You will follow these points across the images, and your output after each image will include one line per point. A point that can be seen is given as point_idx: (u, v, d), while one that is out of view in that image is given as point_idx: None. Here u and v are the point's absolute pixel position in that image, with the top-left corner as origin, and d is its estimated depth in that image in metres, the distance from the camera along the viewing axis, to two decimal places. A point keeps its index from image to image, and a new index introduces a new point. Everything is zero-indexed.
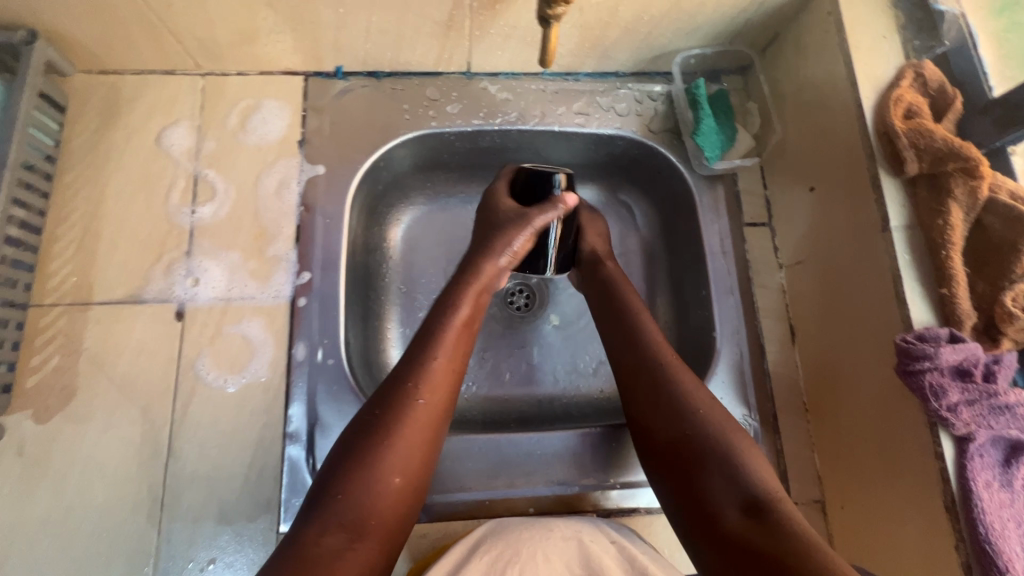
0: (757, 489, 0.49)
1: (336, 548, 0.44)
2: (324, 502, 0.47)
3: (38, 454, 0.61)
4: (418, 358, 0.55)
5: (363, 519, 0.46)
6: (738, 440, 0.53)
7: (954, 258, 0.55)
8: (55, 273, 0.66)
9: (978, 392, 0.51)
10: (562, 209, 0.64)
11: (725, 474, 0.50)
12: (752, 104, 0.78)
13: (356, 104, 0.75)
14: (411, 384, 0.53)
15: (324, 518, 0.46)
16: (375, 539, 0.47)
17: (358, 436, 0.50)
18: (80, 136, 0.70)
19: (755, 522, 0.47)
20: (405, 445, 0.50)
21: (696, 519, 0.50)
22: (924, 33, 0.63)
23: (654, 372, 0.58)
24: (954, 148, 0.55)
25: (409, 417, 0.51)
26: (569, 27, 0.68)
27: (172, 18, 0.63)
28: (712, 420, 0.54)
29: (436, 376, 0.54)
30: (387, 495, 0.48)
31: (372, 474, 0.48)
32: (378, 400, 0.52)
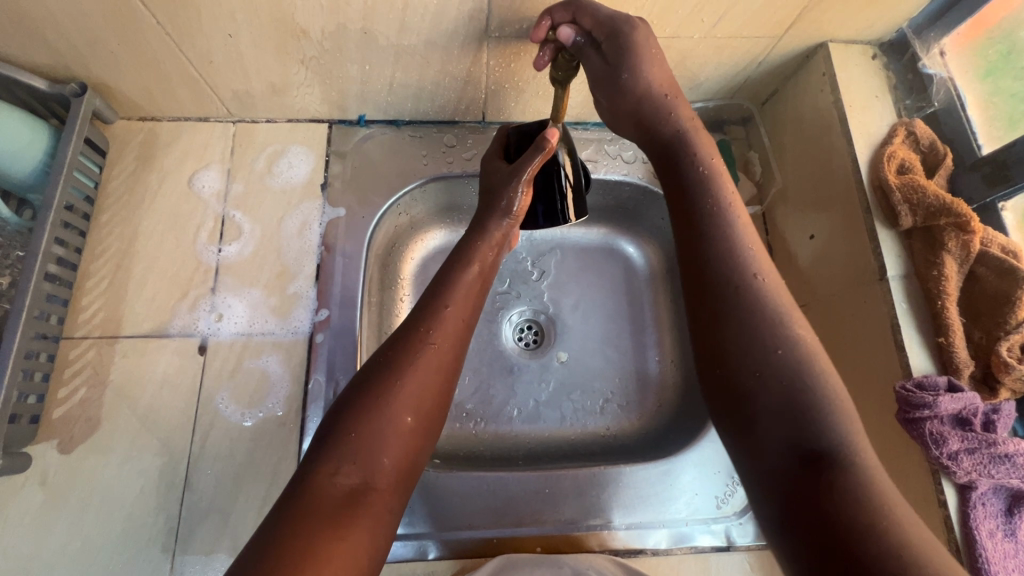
0: (830, 438, 0.41)
1: (350, 489, 0.44)
2: (335, 444, 0.46)
3: (60, 484, 0.63)
4: (430, 306, 0.54)
5: (374, 458, 0.46)
6: (820, 374, 0.44)
7: (950, 308, 0.57)
8: (86, 308, 0.69)
9: (978, 440, 0.52)
10: (546, 150, 0.60)
11: (792, 416, 0.43)
12: (753, 153, 0.82)
13: (377, 150, 0.79)
14: (422, 331, 0.52)
15: (337, 456, 0.45)
16: (389, 479, 0.46)
17: (367, 377, 0.50)
18: (118, 178, 0.75)
19: (817, 475, 0.40)
20: (414, 387, 0.49)
21: (754, 462, 0.44)
22: (915, 94, 0.68)
23: (730, 297, 0.49)
24: (945, 205, 0.57)
25: (417, 360, 0.50)
26: (579, 83, 0.72)
27: (211, 72, 0.68)
28: (793, 354, 0.45)
29: (448, 323, 0.54)
30: (399, 435, 0.47)
31: (382, 415, 0.47)
32: (391, 345, 0.52)
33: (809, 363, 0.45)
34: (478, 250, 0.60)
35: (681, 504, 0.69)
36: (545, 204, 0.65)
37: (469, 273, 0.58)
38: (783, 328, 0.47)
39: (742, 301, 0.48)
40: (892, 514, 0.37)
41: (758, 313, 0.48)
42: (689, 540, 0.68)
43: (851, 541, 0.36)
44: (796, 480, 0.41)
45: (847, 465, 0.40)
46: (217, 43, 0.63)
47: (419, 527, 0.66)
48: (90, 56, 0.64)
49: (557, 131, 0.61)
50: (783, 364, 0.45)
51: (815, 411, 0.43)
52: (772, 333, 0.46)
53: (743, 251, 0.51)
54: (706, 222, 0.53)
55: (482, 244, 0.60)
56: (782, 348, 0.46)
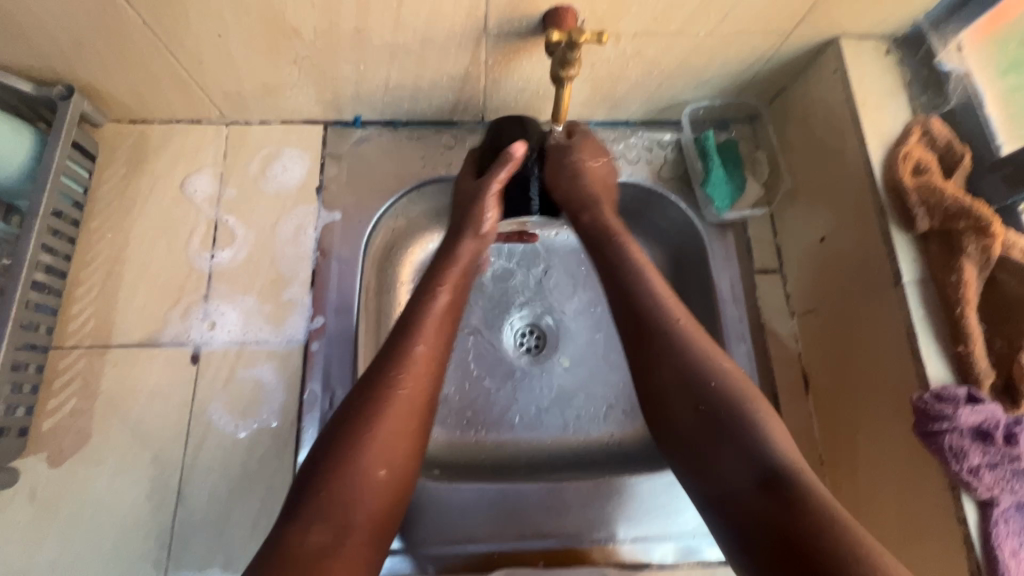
0: (776, 454, 0.48)
1: (322, 546, 0.44)
2: (308, 499, 0.46)
3: (50, 498, 0.62)
4: (400, 345, 0.54)
5: (346, 514, 0.46)
6: (753, 401, 0.52)
7: (969, 316, 0.55)
8: (76, 317, 0.67)
9: (999, 455, 0.50)
10: (511, 163, 0.63)
11: (738, 448, 0.49)
12: (760, 153, 0.79)
13: (374, 153, 0.77)
14: (389, 375, 0.52)
15: (306, 517, 0.45)
16: (360, 533, 0.46)
17: (345, 424, 0.50)
18: (108, 183, 0.73)
19: (772, 498, 0.46)
20: (386, 440, 0.50)
21: (712, 488, 0.50)
22: (931, 90, 0.65)
23: (659, 341, 0.55)
24: (964, 207, 0.55)
25: (388, 410, 0.50)
26: (582, 81, 0.70)
27: (202, 73, 0.66)
28: (724, 388, 0.52)
29: (417, 362, 0.53)
30: (370, 487, 0.48)
31: (352, 467, 0.48)
32: (356, 392, 0.52)
33: (746, 396, 0.52)
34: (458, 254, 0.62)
35: (690, 515, 0.67)
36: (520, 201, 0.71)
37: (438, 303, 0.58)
38: (706, 366, 0.53)
39: (668, 353, 0.54)
40: (852, 532, 0.42)
41: (686, 363, 0.53)
42: (697, 554, 0.66)
43: (814, 552, 0.41)
44: (755, 501, 0.47)
45: (799, 485, 0.46)
46: (207, 44, 0.61)
47: (417, 541, 0.64)
48: (77, 58, 0.62)
49: (524, 145, 0.63)
50: (716, 392, 0.52)
51: (747, 437, 0.50)
52: (708, 369, 0.53)
53: (665, 311, 0.56)
54: (629, 283, 0.58)
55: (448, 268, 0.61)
56: (716, 380, 0.52)
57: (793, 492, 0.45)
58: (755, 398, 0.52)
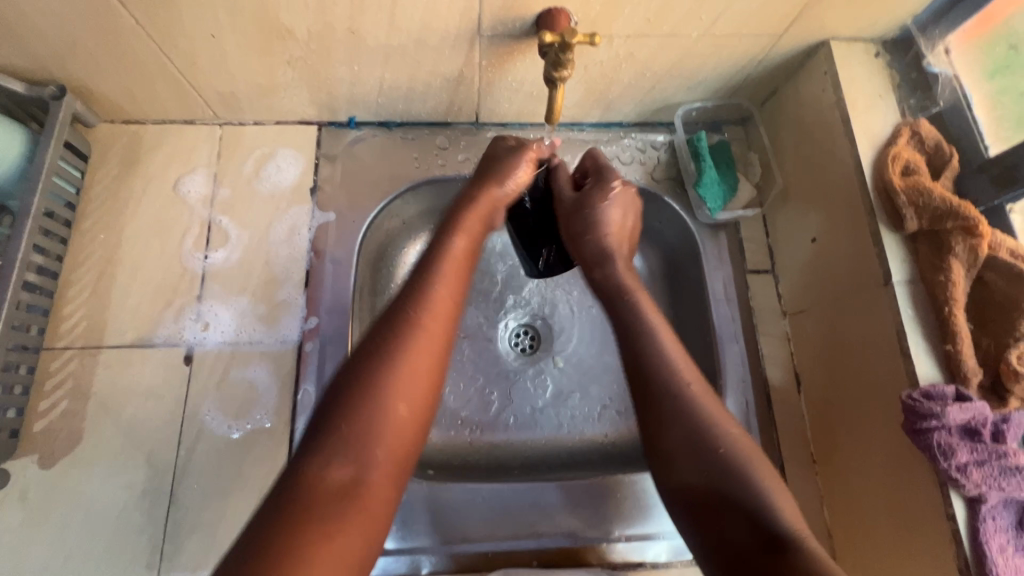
0: (779, 520, 0.41)
1: (343, 482, 0.39)
2: (327, 432, 0.41)
3: (41, 500, 0.61)
4: (417, 280, 0.49)
5: (368, 451, 0.41)
6: (755, 462, 0.45)
7: (956, 315, 0.55)
8: (68, 318, 0.67)
9: (988, 452, 0.50)
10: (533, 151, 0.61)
11: (739, 505, 0.42)
12: (752, 155, 0.80)
13: (368, 153, 0.77)
14: (409, 307, 0.47)
15: (322, 449, 0.40)
16: (384, 473, 0.41)
17: (360, 359, 0.44)
18: (101, 184, 0.73)
19: (774, 567, 0.38)
20: (408, 371, 0.44)
21: (719, 549, 0.42)
22: (919, 93, 0.66)
23: (664, 406, 0.48)
24: (952, 208, 0.55)
25: (411, 340, 0.45)
26: (576, 83, 0.70)
27: (195, 74, 0.66)
28: (734, 451, 0.45)
29: (436, 297, 0.48)
30: (394, 423, 0.42)
31: (375, 402, 0.42)
32: (375, 324, 0.46)
33: (749, 458, 0.45)
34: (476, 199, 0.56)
35: None
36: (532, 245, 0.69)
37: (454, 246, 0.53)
38: (713, 426, 0.47)
39: (679, 412, 0.48)
40: None
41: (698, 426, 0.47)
42: (690, 553, 0.66)
43: None
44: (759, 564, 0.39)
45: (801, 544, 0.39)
46: (200, 44, 0.61)
47: (411, 541, 0.64)
48: (69, 58, 0.62)
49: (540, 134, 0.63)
50: (721, 449, 0.45)
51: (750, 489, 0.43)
52: (710, 429, 0.46)
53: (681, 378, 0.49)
54: (639, 341, 0.52)
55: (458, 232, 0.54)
56: (722, 445, 0.45)
57: (794, 554, 0.38)
58: (754, 454, 0.45)
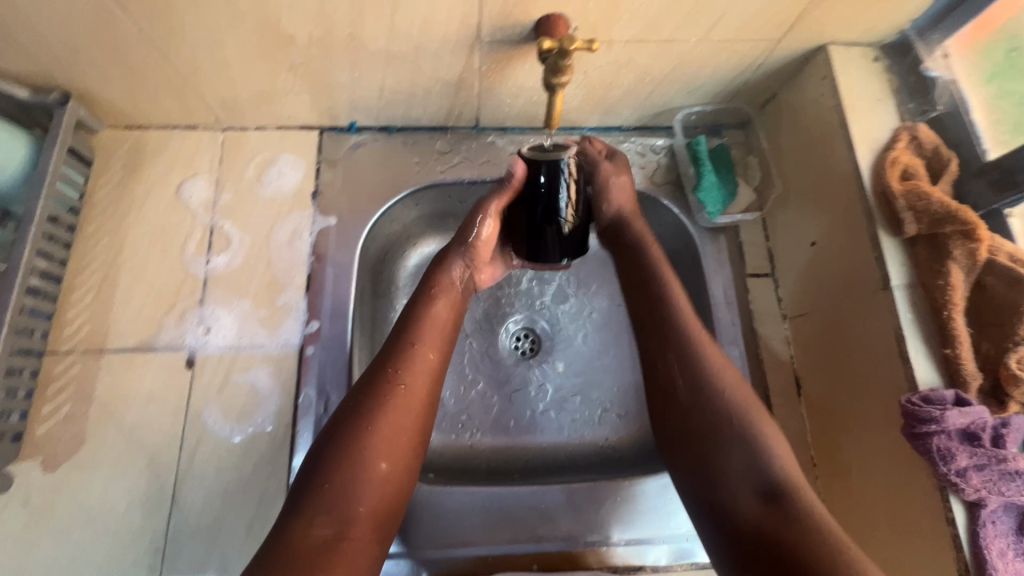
0: (774, 466, 0.50)
1: (326, 539, 0.44)
2: (312, 491, 0.45)
3: (44, 504, 0.62)
4: (399, 344, 0.54)
5: (349, 509, 0.46)
6: (755, 412, 0.53)
7: (956, 319, 0.55)
8: (71, 322, 0.68)
9: (987, 457, 0.50)
10: (512, 185, 0.60)
11: (742, 450, 0.51)
12: (752, 158, 0.79)
13: (369, 158, 0.78)
14: (390, 372, 0.52)
15: (306, 510, 0.45)
16: (364, 529, 0.46)
17: (345, 421, 0.49)
18: (104, 189, 0.73)
19: (770, 510, 0.47)
20: (387, 433, 0.49)
21: (700, 472, 0.53)
22: (918, 97, 0.66)
23: (673, 342, 0.57)
24: (950, 212, 0.55)
25: (389, 405, 0.50)
26: (575, 88, 0.70)
27: (198, 80, 0.67)
28: (736, 399, 0.54)
29: (418, 362, 0.53)
30: (374, 483, 0.47)
31: (356, 462, 0.47)
32: (359, 388, 0.52)
33: (748, 411, 0.53)
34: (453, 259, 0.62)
35: (683, 519, 0.67)
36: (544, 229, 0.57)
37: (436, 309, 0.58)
38: (720, 380, 0.55)
39: (686, 361, 0.56)
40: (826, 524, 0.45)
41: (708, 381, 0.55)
42: (690, 557, 0.66)
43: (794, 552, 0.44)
44: (756, 505, 0.48)
45: (793, 489, 0.48)
46: (202, 51, 0.62)
47: (412, 544, 0.64)
48: (73, 65, 0.62)
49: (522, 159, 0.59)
50: (724, 400, 0.54)
51: (755, 437, 0.52)
52: (714, 381, 0.55)
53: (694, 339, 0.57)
54: (653, 295, 0.60)
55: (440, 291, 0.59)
56: (726, 393, 0.54)
57: (786, 498, 0.47)
58: (754, 408, 0.53)
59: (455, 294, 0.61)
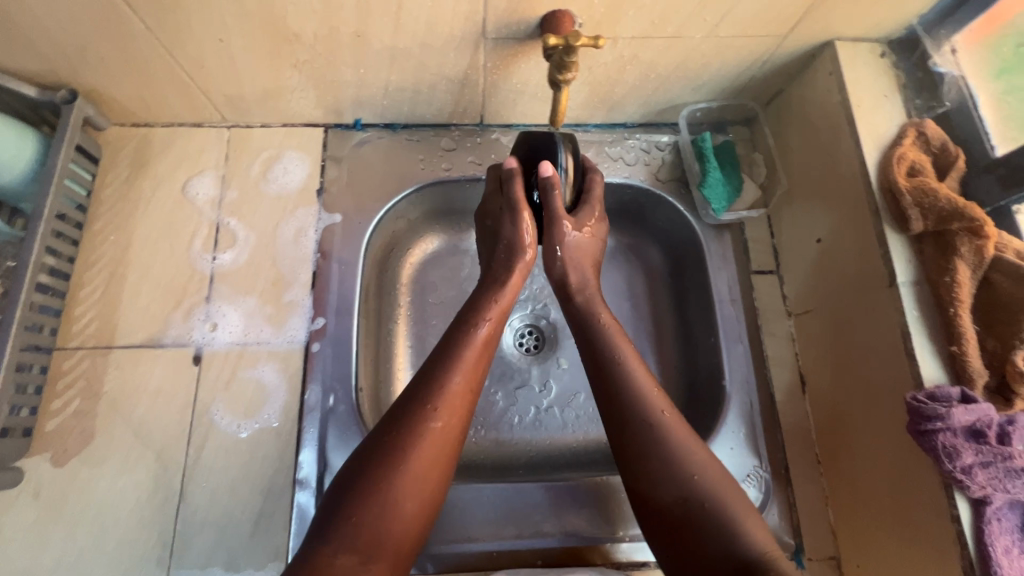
0: (748, 546, 0.48)
1: (350, 571, 0.45)
2: (339, 527, 0.46)
3: (54, 497, 0.62)
4: (436, 373, 0.54)
5: (376, 545, 0.47)
6: (731, 498, 0.50)
7: (962, 316, 0.55)
8: (79, 318, 0.68)
9: (992, 454, 0.50)
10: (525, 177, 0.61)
11: (718, 539, 0.48)
12: (757, 155, 0.80)
13: (373, 155, 0.78)
14: (429, 406, 0.52)
15: (336, 538, 0.46)
16: (387, 562, 0.47)
17: (378, 455, 0.50)
18: (111, 185, 0.74)
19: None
20: (419, 471, 0.50)
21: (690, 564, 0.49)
22: (925, 93, 0.66)
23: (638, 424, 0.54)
24: (958, 208, 0.55)
25: (424, 442, 0.51)
26: (579, 84, 0.70)
27: (203, 78, 0.67)
28: (708, 479, 0.51)
29: (454, 396, 0.54)
30: (400, 519, 0.48)
31: (386, 499, 0.48)
32: (393, 420, 0.52)
33: (720, 490, 0.51)
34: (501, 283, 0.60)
35: None
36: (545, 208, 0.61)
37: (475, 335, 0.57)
38: (691, 458, 0.52)
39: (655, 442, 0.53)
40: None
41: (675, 461, 0.52)
42: None
43: None
44: None
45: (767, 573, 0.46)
46: (208, 49, 0.62)
47: None
48: (81, 64, 0.63)
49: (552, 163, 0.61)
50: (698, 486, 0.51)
51: (731, 525, 0.49)
52: (686, 461, 0.52)
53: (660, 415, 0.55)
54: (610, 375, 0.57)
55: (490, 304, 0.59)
56: (698, 479, 0.51)
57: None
58: (730, 489, 0.51)
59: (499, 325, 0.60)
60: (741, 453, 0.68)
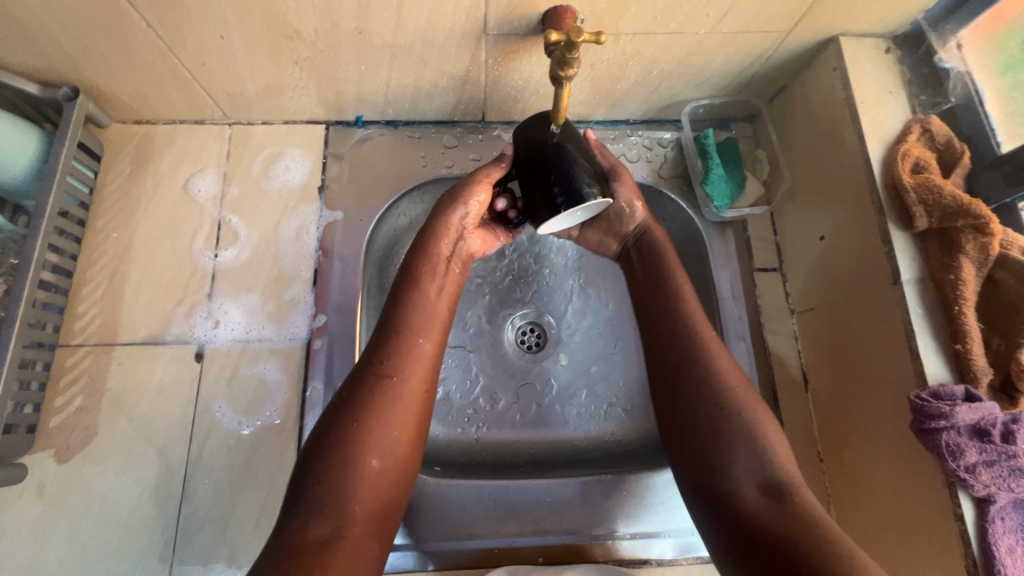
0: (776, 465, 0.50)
1: (323, 537, 0.45)
2: (304, 496, 0.46)
3: (58, 493, 0.63)
4: (385, 334, 0.55)
5: (345, 508, 0.47)
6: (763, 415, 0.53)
7: (966, 314, 0.55)
8: (82, 315, 0.68)
9: (997, 453, 0.50)
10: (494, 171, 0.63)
11: (747, 449, 0.51)
12: (761, 152, 0.79)
13: (375, 153, 0.78)
14: (376, 364, 0.52)
15: (305, 509, 0.46)
16: (363, 524, 0.47)
17: (333, 419, 0.50)
18: (114, 183, 0.74)
19: (770, 504, 0.48)
20: (377, 429, 0.49)
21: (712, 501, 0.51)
22: (930, 89, 0.65)
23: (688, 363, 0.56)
24: (962, 205, 0.55)
25: (376, 399, 0.50)
26: (581, 81, 0.70)
27: (205, 75, 0.67)
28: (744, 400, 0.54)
29: (406, 351, 0.54)
30: (368, 480, 0.48)
31: (348, 460, 0.48)
32: (346, 384, 0.52)
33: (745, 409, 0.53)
34: (438, 240, 0.60)
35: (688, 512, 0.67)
36: (563, 179, 0.54)
37: (424, 293, 0.58)
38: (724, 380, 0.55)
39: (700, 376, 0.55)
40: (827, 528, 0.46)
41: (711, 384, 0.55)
42: (695, 551, 0.66)
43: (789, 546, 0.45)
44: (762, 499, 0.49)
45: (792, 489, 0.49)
46: (210, 45, 0.62)
47: (420, 536, 0.65)
48: (83, 61, 0.63)
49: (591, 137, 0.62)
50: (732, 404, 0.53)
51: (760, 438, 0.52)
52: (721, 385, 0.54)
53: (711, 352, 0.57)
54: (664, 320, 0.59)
55: (429, 259, 0.59)
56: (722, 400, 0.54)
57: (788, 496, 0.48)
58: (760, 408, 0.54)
59: (448, 278, 0.60)
60: None
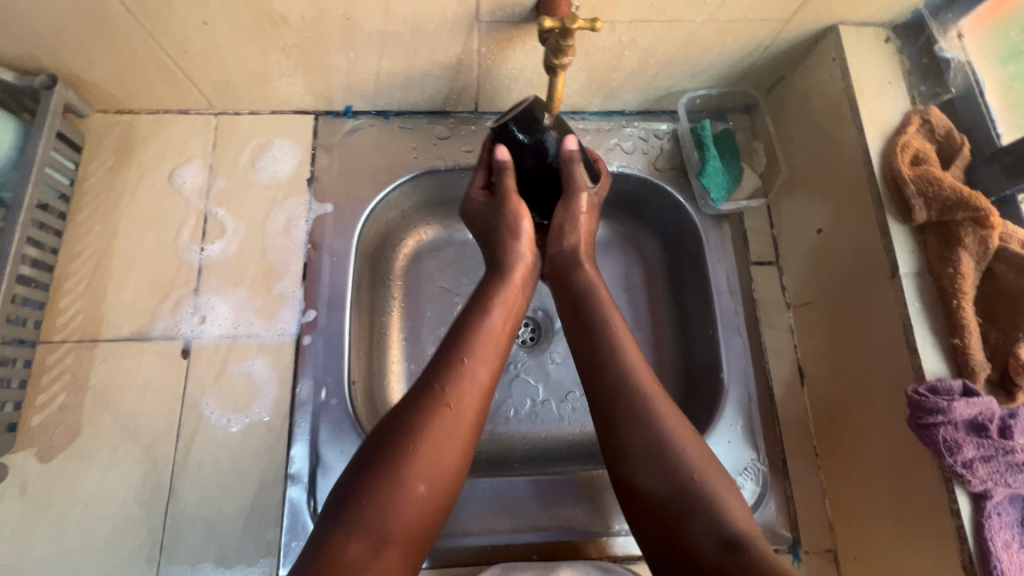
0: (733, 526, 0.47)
1: (362, 557, 0.44)
2: (345, 511, 0.45)
3: (40, 494, 0.61)
4: (447, 358, 0.54)
5: (388, 529, 0.45)
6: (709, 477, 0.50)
7: (965, 308, 0.54)
8: (64, 311, 0.67)
9: (994, 448, 0.50)
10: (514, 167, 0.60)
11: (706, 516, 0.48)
12: (758, 144, 0.78)
13: (364, 143, 0.76)
14: (438, 389, 0.51)
15: (347, 524, 0.45)
16: (400, 549, 0.46)
17: (389, 437, 0.49)
18: (95, 174, 0.72)
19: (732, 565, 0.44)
20: (430, 455, 0.48)
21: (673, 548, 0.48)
22: (930, 79, 0.64)
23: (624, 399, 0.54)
24: (963, 198, 0.54)
25: (434, 425, 0.50)
26: (576, 70, 0.68)
27: (188, 63, 0.65)
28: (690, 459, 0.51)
29: (467, 379, 0.53)
30: (414, 506, 0.47)
31: (397, 483, 0.47)
32: (403, 405, 0.51)
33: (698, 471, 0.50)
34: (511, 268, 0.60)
35: None
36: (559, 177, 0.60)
37: (490, 322, 0.57)
38: (672, 433, 0.52)
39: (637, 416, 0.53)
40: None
41: (658, 432, 0.52)
42: None
43: None
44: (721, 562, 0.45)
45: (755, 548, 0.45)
46: (192, 32, 0.60)
47: None
48: (60, 47, 0.60)
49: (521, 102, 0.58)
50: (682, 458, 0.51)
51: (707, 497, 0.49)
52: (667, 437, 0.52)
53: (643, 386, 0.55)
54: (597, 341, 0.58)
55: (503, 283, 0.60)
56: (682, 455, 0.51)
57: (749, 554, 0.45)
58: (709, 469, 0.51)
59: (515, 307, 0.60)
60: (739, 445, 0.67)
